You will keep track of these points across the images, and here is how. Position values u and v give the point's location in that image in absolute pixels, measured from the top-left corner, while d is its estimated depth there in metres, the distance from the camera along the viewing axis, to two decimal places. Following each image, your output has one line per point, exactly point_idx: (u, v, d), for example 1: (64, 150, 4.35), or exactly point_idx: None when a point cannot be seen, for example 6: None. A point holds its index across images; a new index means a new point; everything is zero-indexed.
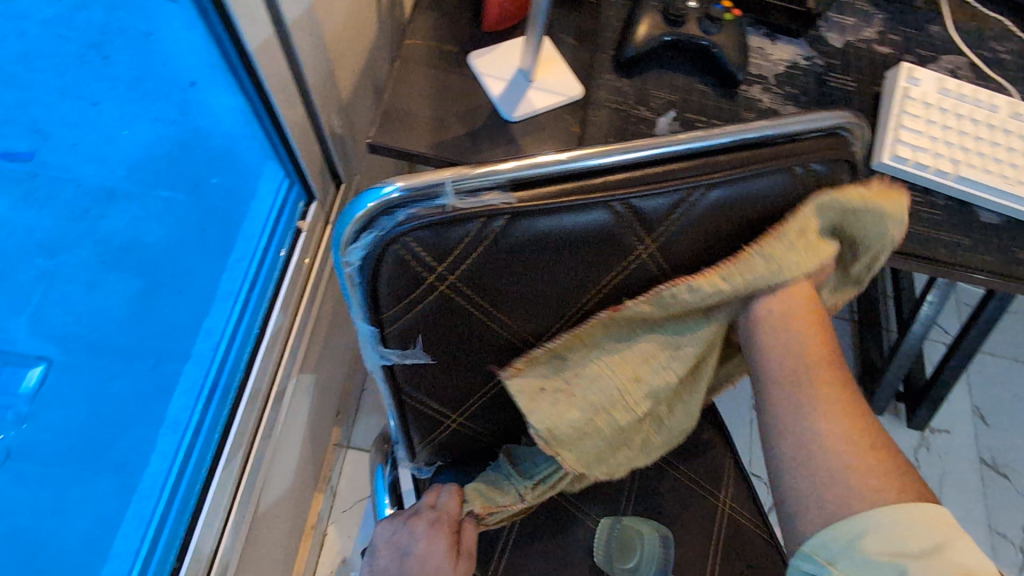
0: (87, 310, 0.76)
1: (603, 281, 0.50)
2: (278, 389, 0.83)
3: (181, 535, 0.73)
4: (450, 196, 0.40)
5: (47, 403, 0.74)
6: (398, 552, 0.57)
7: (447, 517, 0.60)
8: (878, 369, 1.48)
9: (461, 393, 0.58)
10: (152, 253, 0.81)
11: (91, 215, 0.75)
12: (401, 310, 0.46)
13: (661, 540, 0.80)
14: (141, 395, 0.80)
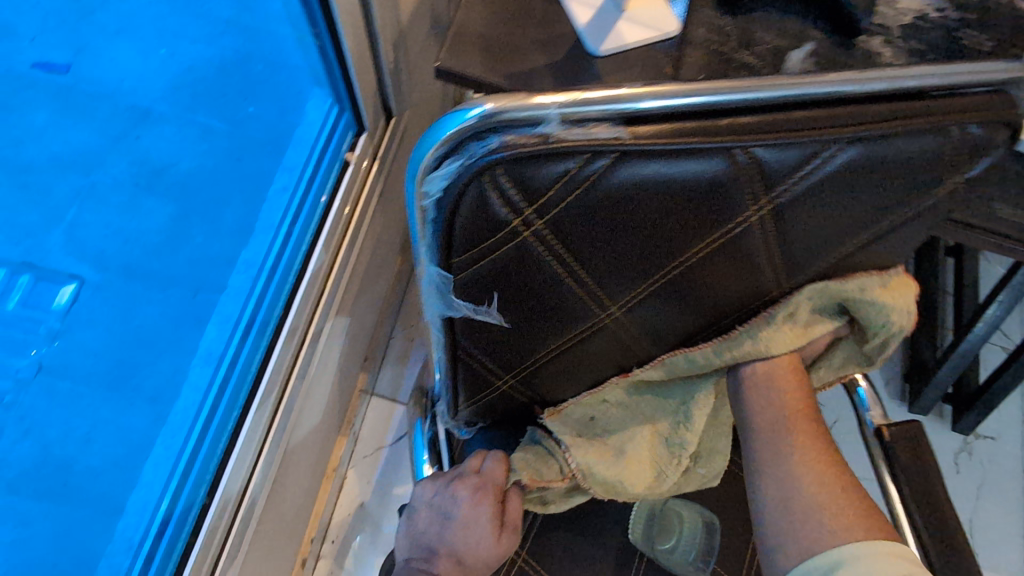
0: (124, 226, 0.81)
1: (702, 244, 0.44)
2: (314, 330, 0.79)
3: (212, 471, 0.72)
4: (554, 124, 0.34)
5: (79, 320, 0.76)
6: (439, 516, 0.54)
7: (492, 485, 0.55)
8: (929, 368, 1.40)
9: (519, 355, 0.53)
10: (184, 176, 0.86)
11: (131, 137, 0.82)
12: (474, 255, 0.40)
13: (705, 527, 0.75)
14: (174, 322, 0.81)
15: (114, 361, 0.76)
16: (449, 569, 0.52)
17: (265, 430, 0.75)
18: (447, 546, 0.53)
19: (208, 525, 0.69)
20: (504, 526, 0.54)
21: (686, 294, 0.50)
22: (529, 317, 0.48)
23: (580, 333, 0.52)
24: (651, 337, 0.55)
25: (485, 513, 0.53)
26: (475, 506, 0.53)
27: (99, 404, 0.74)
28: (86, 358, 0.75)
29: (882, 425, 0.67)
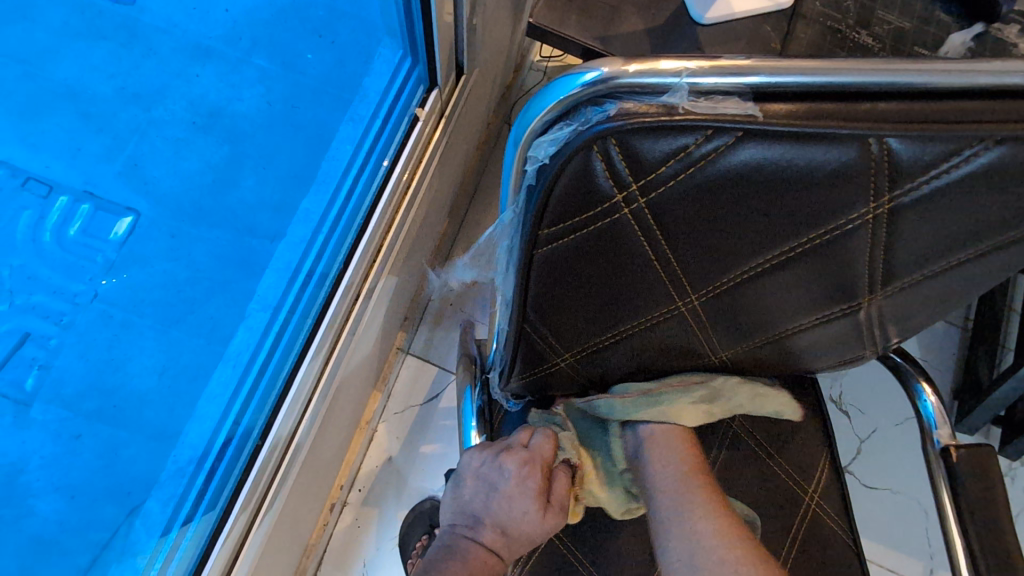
0: (177, 164, 0.85)
1: (804, 239, 0.41)
2: (369, 287, 0.78)
3: (263, 419, 0.73)
4: (682, 94, 0.31)
5: (131, 253, 0.79)
6: (485, 486, 0.53)
7: (540, 460, 0.53)
8: (983, 388, 1.34)
9: (585, 334, 0.51)
10: (242, 121, 0.88)
11: (189, 75, 0.86)
12: (565, 228, 0.38)
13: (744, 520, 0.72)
14: (228, 262, 0.82)
15: (167, 292, 0.79)
16: (492, 538, 0.52)
17: (315, 380, 0.75)
18: (491, 517, 0.52)
19: (259, 466, 0.71)
20: (551, 504, 0.53)
21: (770, 290, 0.48)
22: (604, 298, 0.46)
23: (651, 320, 0.50)
24: (720, 326, 0.53)
25: (532, 487, 0.52)
26: (522, 480, 0.52)
27: (149, 334, 0.76)
28: (144, 288, 0.78)
29: (949, 446, 0.63)
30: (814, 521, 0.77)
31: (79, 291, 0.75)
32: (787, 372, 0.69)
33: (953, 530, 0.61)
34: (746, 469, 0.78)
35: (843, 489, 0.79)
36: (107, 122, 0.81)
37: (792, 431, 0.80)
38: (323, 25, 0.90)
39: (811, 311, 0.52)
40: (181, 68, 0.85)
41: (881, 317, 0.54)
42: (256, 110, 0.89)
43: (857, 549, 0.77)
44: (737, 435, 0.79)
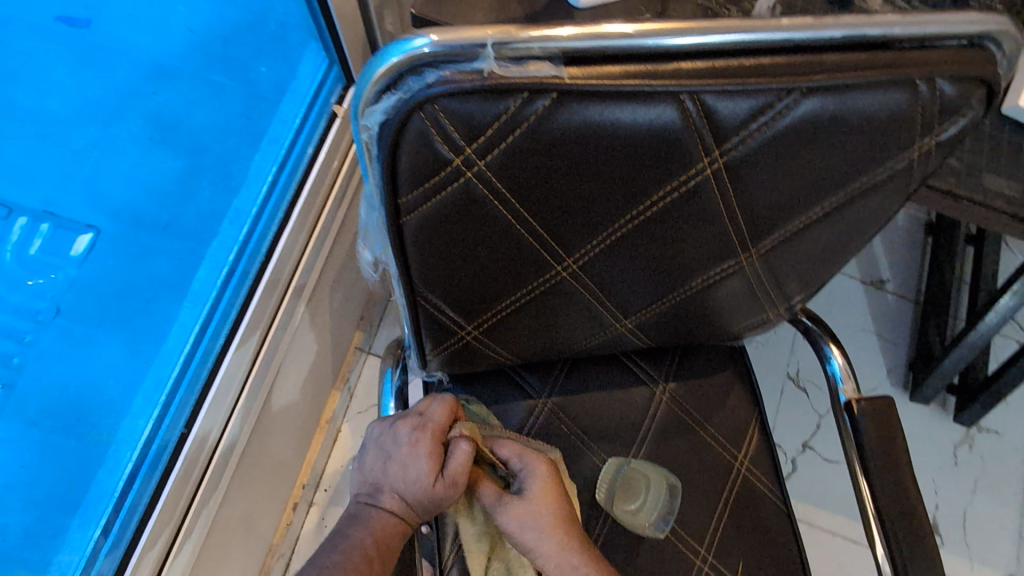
0: (135, 180, 0.77)
1: (654, 195, 0.44)
2: (297, 284, 0.83)
3: (192, 404, 0.76)
4: (490, 60, 0.34)
5: (94, 272, 0.74)
6: (382, 454, 0.56)
7: (432, 425, 0.56)
8: (935, 357, 1.37)
9: (477, 305, 0.54)
10: (195, 133, 0.83)
11: (145, 93, 0.76)
12: (420, 195, 0.41)
13: (668, 489, 0.77)
14: (173, 271, 0.83)
15: (122, 299, 0.77)
16: (395, 503, 0.55)
17: (249, 369, 0.79)
18: (390, 484, 0.55)
19: (180, 467, 0.73)
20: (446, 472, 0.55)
21: (643, 252, 0.50)
22: (481, 266, 0.49)
23: (539, 287, 0.53)
24: (611, 292, 0.56)
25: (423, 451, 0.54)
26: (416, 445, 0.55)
27: (104, 349, 0.76)
28: (95, 301, 0.74)
29: (852, 399, 0.66)
30: (745, 487, 0.79)
31: (38, 308, 0.69)
32: (704, 337, 0.72)
33: (862, 482, 0.64)
34: (677, 438, 0.80)
35: (773, 453, 0.82)
36: (64, 143, 0.68)
37: (719, 400, 0.83)
38: (235, 27, 0.85)
39: (694, 274, 0.55)
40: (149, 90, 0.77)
41: (764, 275, 0.57)
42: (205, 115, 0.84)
43: (788, 509, 0.80)
44: (669, 406, 0.82)
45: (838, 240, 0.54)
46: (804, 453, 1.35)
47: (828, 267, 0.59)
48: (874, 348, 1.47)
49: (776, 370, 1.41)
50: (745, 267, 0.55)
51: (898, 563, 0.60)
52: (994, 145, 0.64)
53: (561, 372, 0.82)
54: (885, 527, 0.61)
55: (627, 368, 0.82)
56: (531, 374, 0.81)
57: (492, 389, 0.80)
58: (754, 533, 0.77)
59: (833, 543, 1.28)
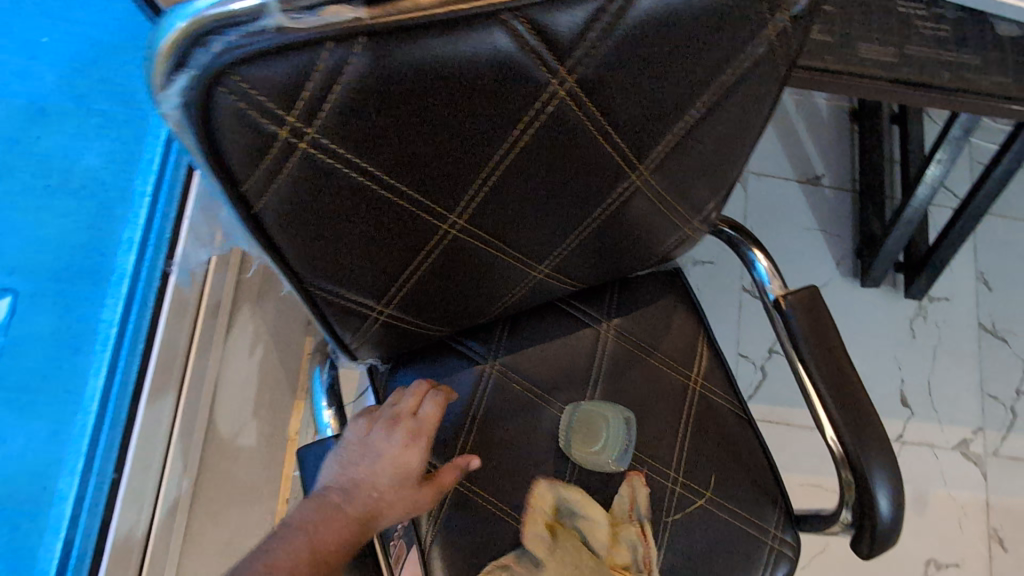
0: (35, 232, 0.82)
1: (516, 130, 0.42)
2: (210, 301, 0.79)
3: (120, 446, 0.74)
4: (279, 12, 0.30)
5: (16, 330, 0.79)
6: (373, 449, 0.56)
7: (426, 425, 0.59)
8: (877, 239, 1.39)
9: (378, 281, 0.52)
10: (85, 171, 0.85)
11: (29, 138, 0.84)
12: (262, 177, 0.38)
13: (626, 424, 0.77)
14: (88, 316, 0.82)
15: (54, 350, 0.80)
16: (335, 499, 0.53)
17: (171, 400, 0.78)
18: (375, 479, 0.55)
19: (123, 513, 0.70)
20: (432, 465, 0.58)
21: (529, 192, 0.48)
22: (363, 240, 0.47)
23: (434, 250, 0.51)
24: (514, 241, 0.54)
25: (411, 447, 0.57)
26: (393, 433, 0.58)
27: (42, 403, 0.78)
28: (23, 357, 0.79)
29: (780, 297, 0.66)
30: (704, 403, 0.80)
31: None
32: (631, 267, 0.71)
33: (803, 373, 0.65)
34: (630, 371, 0.81)
35: (725, 364, 0.83)
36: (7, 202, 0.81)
37: (664, 325, 0.83)
38: (101, 59, 0.87)
39: (591, 205, 0.54)
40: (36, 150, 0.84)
41: (664, 190, 0.56)
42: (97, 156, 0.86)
43: (747, 413, 0.81)
44: (616, 342, 0.81)
45: (727, 141, 0.53)
46: (771, 358, 1.38)
47: (728, 170, 0.58)
48: (820, 244, 1.49)
49: (731, 285, 1.42)
50: (641, 187, 0.54)
51: (846, 438, 0.63)
52: (867, 13, 0.65)
53: (503, 332, 0.80)
54: (830, 408, 0.63)
55: (567, 314, 0.82)
56: (473, 340, 0.80)
57: (433, 362, 0.79)
58: (720, 444, 0.79)
59: (812, 436, 1.33)
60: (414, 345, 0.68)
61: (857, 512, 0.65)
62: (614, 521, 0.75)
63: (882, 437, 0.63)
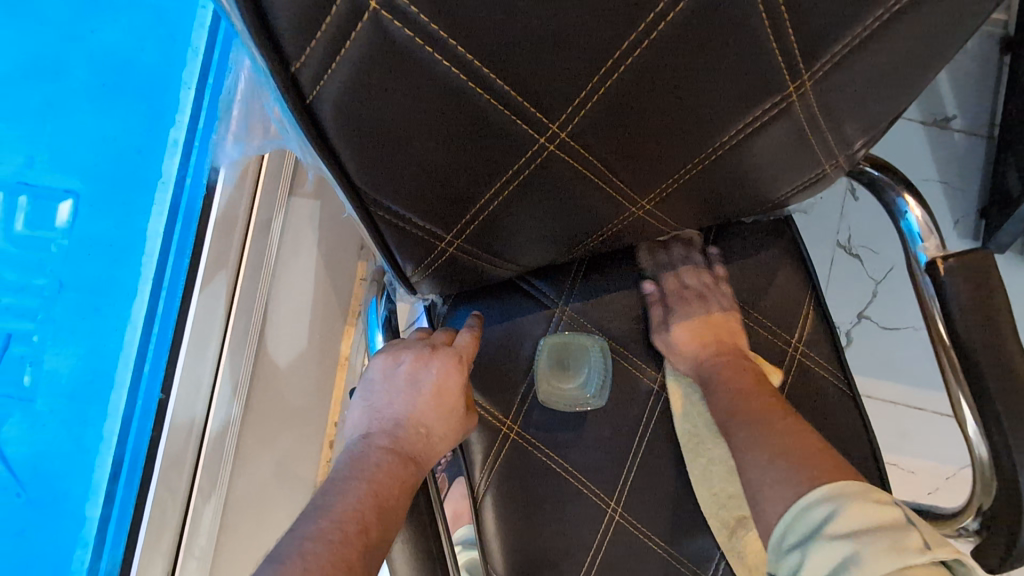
0: (60, 148, 0.68)
1: (660, 4, 0.31)
2: (258, 219, 0.74)
3: (164, 370, 0.69)
4: None
5: (63, 263, 0.68)
6: (391, 420, 0.53)
7: (464, 355, 0.57)
8: (1013, 201, 1.09)
9: (451, 205, 0.43)
10: (70, 91, 0.69)
11: (82, 33, 0.70)
12: (318, 54, 0.31)
13: (597, 359, 0.70)
14: (116, 257, 0.70)
15: (87, 298, 0.69)
16: (413, 433, 0.53)
17: (224, 319, 0.72)
18: (381, 430, 0.53)
19: (167, 452, 0.67)
20: (464, 403, 0.56)
21: (653, 103, 0.38)
22: (444, 151, 0.38)
23: (522, 170, 0.42)
24: (623, 165, 0.44)
25: (457, 377, 0.55)
26: (433, 365, 0.55)
27: (68, 351, 0.67)
28: (66, 310, 0.67)
29: (936, 258, 0.54)
30: (802, 374, 0.70)
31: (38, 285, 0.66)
32: (744, 212, 0.57)
33: (942, 325, 0.54)
34: (718, 330, 0.71)
35: (833, 330, 0.71)
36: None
37: (764, 280, 0.71)
38: None
39: (718, 129, 0.42)
40: (58, 29, 0.69)
41: (823, 109, 0.43)
42: (107, 36, 0.71)
43: (855, 390, 0.70)
44: (706, 297, 0.71)
45: (923, 44, 0.39)
46: (860, 324, 1.15)
47: (911, 90, 0.44)
48: (936, 200, 1.24)
49: (825, 239, 1.17)
50: (792, 106, 0.42)
51: (1003, 435, 0.51)
52: None
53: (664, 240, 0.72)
54: (973, 364, 0.51)
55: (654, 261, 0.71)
56: (541, 279, 0.71)
57: (499, 301, 0.71)
58: (815, 421, 0.69)
59: (893, 412, 1.12)
60: (477, 285, 0.60)
61: (994, 523, 0.54)
62: (687, 493, 0.68)
63: None
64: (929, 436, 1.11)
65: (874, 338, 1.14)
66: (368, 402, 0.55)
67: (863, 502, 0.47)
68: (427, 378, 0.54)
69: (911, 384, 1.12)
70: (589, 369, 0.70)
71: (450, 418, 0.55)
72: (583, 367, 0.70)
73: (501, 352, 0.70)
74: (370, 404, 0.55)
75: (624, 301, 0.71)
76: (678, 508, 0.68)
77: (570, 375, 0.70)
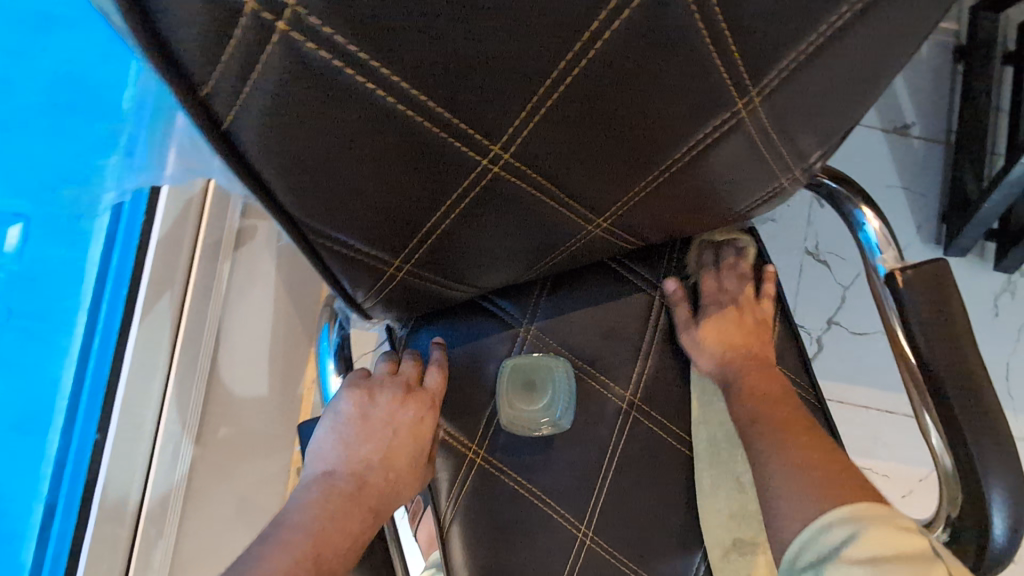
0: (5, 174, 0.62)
1: (596, 22, 0.30)
2: (207, 241, 0.72)
3: (100, 407, 0.65)
4: None
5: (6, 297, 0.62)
6: (361, 461, 0.53)
7: (434, 395, 0.58)
8: (971, 204, 1.13)
9: (394, 230, 0.41)
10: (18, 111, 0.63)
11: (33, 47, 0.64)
12: (229, 78, 0.29)
13: (560, 380, 0.68)
14: (50, 287, 0.66)
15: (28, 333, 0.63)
16: (383, 476, 0.53)
17: (169, 348, 0.68)
18: (351, 471, 0.52)
19: (100, 496, 0.63)
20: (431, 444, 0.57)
21: (597, 121, 0.37)
22: (380, 175, 0.36)
23: (468, 193, 0.40)
24: (572, 184, 0.42)
25: (427, 419, 0.57)
26: (405, 406, 0.56)
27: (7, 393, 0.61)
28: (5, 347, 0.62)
29: (895, 270, 0.54)
30: None
31: None
32: (702, 227, 0.56)
33: (907, 347, 0.53)
34: (685, 346, 0.69)
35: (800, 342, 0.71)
36: None
37: (730, 295, 0.70)
38: None
39: (667, 146, 0.41)
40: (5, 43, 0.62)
41: (773, 124, 0.42)
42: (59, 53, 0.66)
43: (823, 402, 0.69)
44: (671, 312, 0.70)
45: (865, 60, 0.38)
46: (830, 330, 1.15)
47: (858, 105, 0.43)
48: (898, 206, 1.25)
49: (792, 247, 1.18)
50: (743, 122, 0.41)
51: (964, 446, 0.50)
52: None
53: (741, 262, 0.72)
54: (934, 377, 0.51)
55: (618, 276, 0.70)
56: (505, 298, 0.69)
57: (462, 322, 0.69)
58: None
59: (865, 417, 1.13)
60: (434, 308, 0.58)
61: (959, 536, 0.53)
62: (657, 514, 0.66)
63: (1005, 451, 0.50)
64: (898, 440, 1.12)
65: (843, 344, 1.15)
66: (337, 439, 0.53)
67: (888, 530, 0.47)
68: (400, 420, 0.55)
69: (880, 389, 1.13)
70: (552, 390, 0.67)
71: (416, 461, 0.56)
72: (547, 388, 0.67)
73: (465, 375, 0.68)
74: (338, 441, 0.53)
75: (589, 319, 0.69)
76: (649, 530, 0.66)
77: (533, 397, 0.67)
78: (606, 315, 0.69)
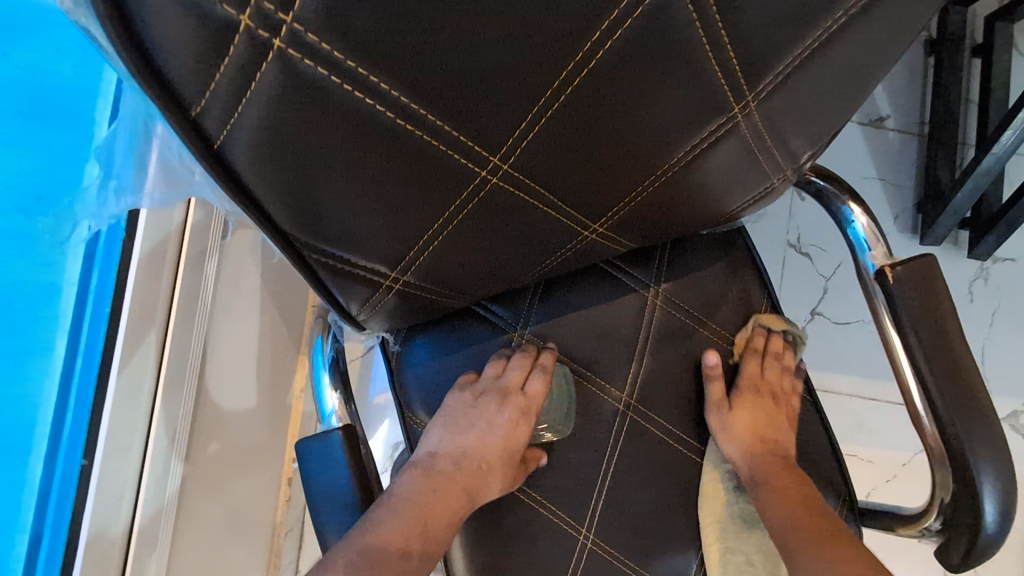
0: None
1: (598, 30, 0.30)
2: (190, 254, 0.69)
3: (85, 431, 0.62)
4: None
5: None
6: (459, 454, 0.61)
7: (534, 404, 0.64)
8: (945, 194, 1.16)
9: (390, 243, 0.40)
10: None
11: None
12: (221, 96, 0.28)
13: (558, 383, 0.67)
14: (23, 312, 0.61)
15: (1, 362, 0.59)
16: (477, 471, 0.61)
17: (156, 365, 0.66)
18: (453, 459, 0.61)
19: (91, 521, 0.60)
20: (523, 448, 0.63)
21: (595, 129, 0.36)
22: (376, 188, 0.35)
23: (466, 205, 0.40)
24: (569, 191, 0.42)
25: (524, 423, 0.64)
26: (506, 408, 0.63)
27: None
28: None
29: (884, 266, 0.55)
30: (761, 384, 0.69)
31: None
32: (695, 228, 0.56)
33: (896, 338, 0.54)
34: (680, 346, 0.70)
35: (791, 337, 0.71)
36: None
37: (722, 293, 0.70)
38: None
39: (664, 152, 0.41)
40: None
41: (767, 127, 0.42)
42: None
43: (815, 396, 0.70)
44: (665, 312, 0.69)
45: (857, 63, 0.39)
46: (813, 321, 1.17)
47: (849, 107, 0.44)
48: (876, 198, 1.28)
49: (775, 241, 1.19)
50: (738, 125, 0.41)
51: (956, 437, 0.51)
52: None
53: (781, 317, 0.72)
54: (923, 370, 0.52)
55: (610, 278, 0.69)
56: (498, 304, 0.69)
57: (456, 329, 0.68)
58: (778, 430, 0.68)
59: (849, 406, 1.15)
60: (430, 318, 0.57)
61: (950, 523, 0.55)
62: (656, 514, 0.67)
63: (995, 441, 0.51)
64: (882, 426, 1.14)
65: (827, 334, 1.17)
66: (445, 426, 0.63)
67: None
68: (498, 422, 0.62)
69: (863, 377, 1.16)
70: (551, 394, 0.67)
71: (510, 462, 0.63)
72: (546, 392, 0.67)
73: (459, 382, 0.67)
74: (448, 424, 0.63)
75: (582, 322, 0.69)
76: (649, 530, 0.66)
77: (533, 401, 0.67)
78: (599, 318, 0.69)
